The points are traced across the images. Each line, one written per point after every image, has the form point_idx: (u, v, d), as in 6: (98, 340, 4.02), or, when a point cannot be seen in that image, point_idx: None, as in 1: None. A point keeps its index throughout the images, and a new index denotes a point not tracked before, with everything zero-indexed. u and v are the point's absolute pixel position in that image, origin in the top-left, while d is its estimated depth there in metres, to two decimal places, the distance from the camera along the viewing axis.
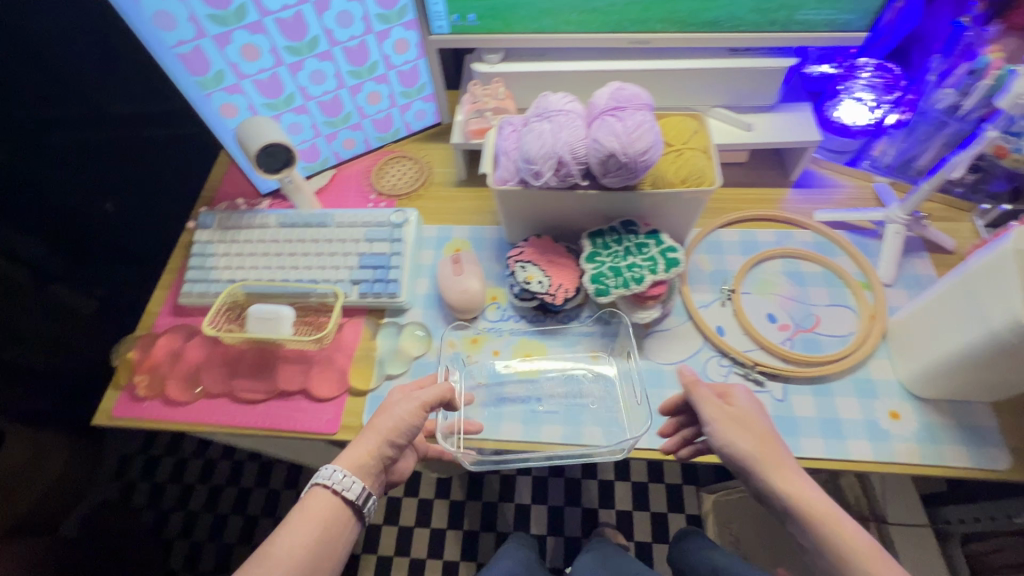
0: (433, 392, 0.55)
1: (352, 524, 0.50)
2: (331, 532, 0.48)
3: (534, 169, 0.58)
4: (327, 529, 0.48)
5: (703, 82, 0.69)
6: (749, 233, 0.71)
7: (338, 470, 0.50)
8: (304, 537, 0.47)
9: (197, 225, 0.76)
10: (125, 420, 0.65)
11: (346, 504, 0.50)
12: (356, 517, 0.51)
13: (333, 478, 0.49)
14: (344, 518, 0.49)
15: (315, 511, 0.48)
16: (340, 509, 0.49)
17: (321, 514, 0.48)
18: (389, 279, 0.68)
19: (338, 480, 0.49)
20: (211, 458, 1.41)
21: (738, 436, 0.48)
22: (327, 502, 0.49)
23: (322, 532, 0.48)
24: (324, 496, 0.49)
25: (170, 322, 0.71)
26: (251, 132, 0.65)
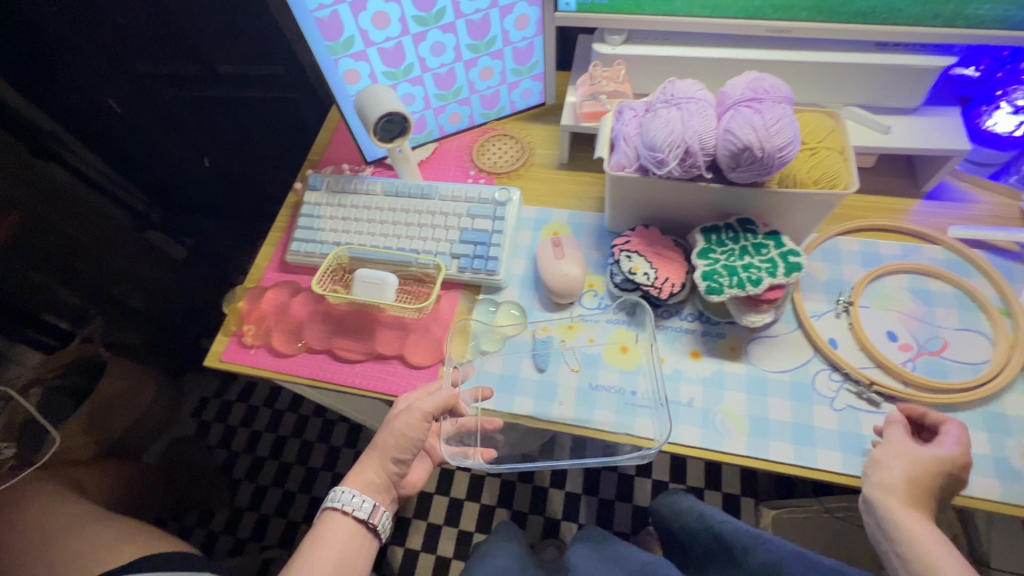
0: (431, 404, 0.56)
1: (369, 541, 0.56)
2: (354, 548, 0.54)
3: (658, 156, 0.56)
4: (345, 549, 0.53)
5: (840, 78, 0.64)
6: (871, 243, 0.67)
7: (345, 490, 0.55)
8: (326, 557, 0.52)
9: (306, 186, 0.79)
10: (232, 364, 0.69)
11: (359, 524, 0.55)
12: (372, 535, 0.56)
13: (343, 500, 0.54)
14: (362, 537, 0.55)
15: (329, 536, 0.53)
16: (355, 529, 0.55)
17: (336, 536, 0.54)
18: (488, 256, 0.68)
19: (347, 501, 0.54)
20: (279, 409, 1.49)
21: (897, 465, 0.48)
22: (341, 523, 0.54)
23: (344, 547, 0.53)
24: (336, 518, 0.54)
25: (276, 277, 0.75)
26: (371, 100, 0.67)
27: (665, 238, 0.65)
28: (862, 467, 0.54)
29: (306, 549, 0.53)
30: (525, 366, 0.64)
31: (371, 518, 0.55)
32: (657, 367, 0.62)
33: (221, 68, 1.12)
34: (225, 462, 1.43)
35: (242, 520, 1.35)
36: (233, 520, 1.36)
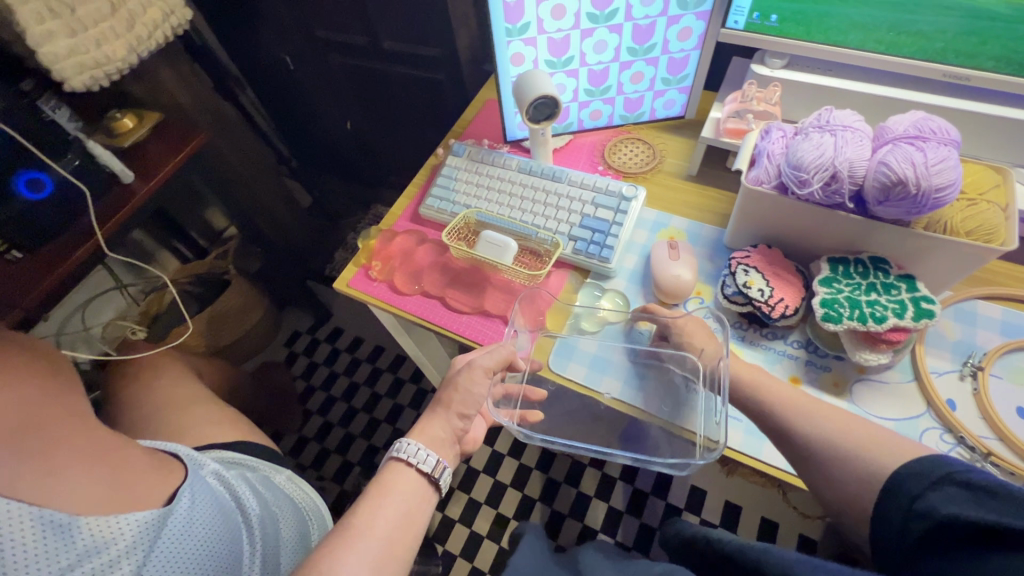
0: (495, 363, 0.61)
1: (429, 497, 0.56)
2: (415, 501, 0.54)
3: (802, 177, 0.57)
4: (408, 501, 0.54)
5: (1016, 136, 0.61)
6: (1016, 314, 0.62)
7: (410, 444, 0.56)
8: (390, 507, 0.52)
9: (450, 153, 0.87)
10: (356, 291, 0.77)
11: (423, 477, 0.55)
12: (433, 489, 0.57)
13: (409, 454, 0.55)
14: (423, 493, 0.55)
15: (392, 487, 0.54)
16: (420, 482, 0.55)
17: (401, 485, 0.54)
18: (604, 244, 0.72)
19: (413, 455, 0.55)
20: (358, 358, 1.60)
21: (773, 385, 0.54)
22: (405, 474, 0.55)
23: (407, 500, 0.54)
24: (400, 470, 0.55)
25: (407, 226, 0.83)
26: (530, 82, 0.72)
27: (781, 260, 0.66)
28: None
29: (369, 496, 0.53)
30: (616, 352, 0.67)
31: (436, 473, 0.56)
32: None
33: (385, 43, 1.21)
34: (303, 393, 1.56)
35: (306, 447, 1.47)
36: (299, 445, 1.48)
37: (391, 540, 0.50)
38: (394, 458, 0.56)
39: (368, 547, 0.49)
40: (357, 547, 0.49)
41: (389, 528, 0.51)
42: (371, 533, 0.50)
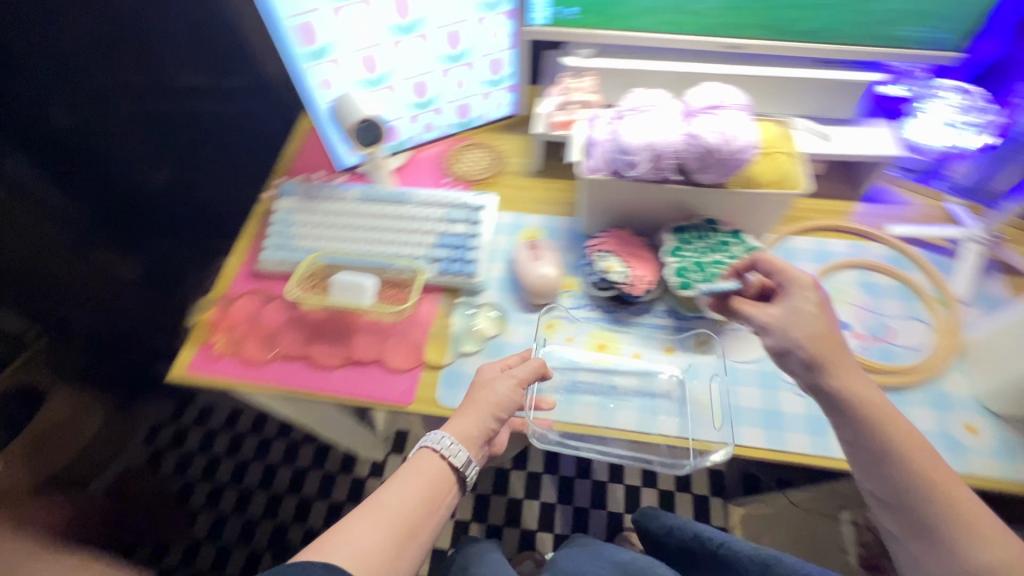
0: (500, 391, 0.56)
1: (449, 498, 0.52)
2: (437, 496, 0.50)
3: (630, 159, 0.59)
4: (423, 498, 0.49)
5: (789, 91, 0.70)
6: (822, 241, 0.72)
7: (443, 434, 0.52)
8: (406, 496, 0.48)
9: (278, 194, 0.78)
10: (200, 376, 0.66)
11: (449, 470, 0.51)
12: (456, 485, 0.52)
13: (437, 440, 0.51)
14: (448, 486, 0.51)
15: (415, 473, 0.50)
16: (445, 475, 0.51)
17: (430, 473, 0.50)
18: (466, 259, 0.69)
19: (447, 447, 0.51)
20: (240, 432, 1.41)
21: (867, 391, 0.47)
22: (432, 463, 0.51)
23: (425, 494, 0.49)
24: (428, 458, 0.51)
25: (247, 286, 0.73)
26: (347, 107, 0.68)
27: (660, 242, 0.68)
28: (828, 447, 0.57)
29: (399, 475, 0.50)
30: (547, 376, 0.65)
31: (463, 467, 0.51)
32: (633, 364, 0.65)
33: (179, 82, 1.00)
34: (181, 491, 1.33)
35: (199, 552, 1.26)
36: (189, 553, 1.26)
37: (393, 534, 0.46)
38: (426, 445, 0.52)
39: (365, 532, 0.45)
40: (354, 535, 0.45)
41: (393, 517, 0.47)
42: (370, 523, 0.46)
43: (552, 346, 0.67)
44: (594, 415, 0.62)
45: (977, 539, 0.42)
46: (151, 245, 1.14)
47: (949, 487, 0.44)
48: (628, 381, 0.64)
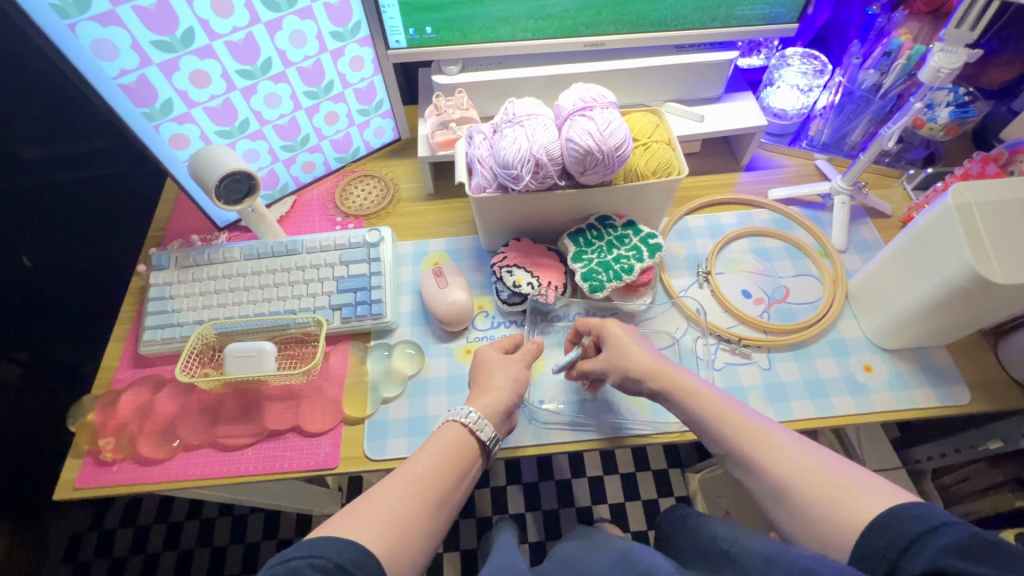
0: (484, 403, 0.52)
1: (473, 470, 0.50)
2: (461, 467, 0.49)
3: (513, 173, 0.59)
4: (450, 469, 0.48)
5: (656, 79, 0.73)
6: (712, 216, 0.75)
7: (467, 407, 0.51)
8: (434, 466, 0.47)
9: (150, 267, 0.70)
10: (91, 490, 0.58)
11: (473, 440, 0.50)
12: (481, 455, 0.51)
13: (461, 412, 0.51)
14: (471, 460, 0.50)
15: (442, 444, 0.49)
16: (469, 448, 0.50)
17: (454, 445, 0.49)
18: (371, 300, 0.66)
19: (473, 421, 0.50)
20: (176, 520, 1.23)
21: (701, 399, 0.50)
22: (457, 434, 0.50)
23: (451, 465, 0.48)
24: (455, 429, 0.50)
25: (131, 375, 0.65)
26: (204, 161, 0.61)
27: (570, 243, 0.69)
28: None
29: (424, 451, 0.48)
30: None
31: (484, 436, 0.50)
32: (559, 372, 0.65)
33: (25, 153, 0.87)
34: None
35: None
36: None
37: (416, 506, 0.44)
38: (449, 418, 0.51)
39: (389, 505, 0.43)
40: (380, 507, 0.43)
41: (418, 489, 0.45)
42: (395, 495, 0.44)
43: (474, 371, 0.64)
44: (531, 434, 0.60)
45: (844, 497, 0.41)
46: (29, 333, 0.98)
47: (793, 455, 0.45)
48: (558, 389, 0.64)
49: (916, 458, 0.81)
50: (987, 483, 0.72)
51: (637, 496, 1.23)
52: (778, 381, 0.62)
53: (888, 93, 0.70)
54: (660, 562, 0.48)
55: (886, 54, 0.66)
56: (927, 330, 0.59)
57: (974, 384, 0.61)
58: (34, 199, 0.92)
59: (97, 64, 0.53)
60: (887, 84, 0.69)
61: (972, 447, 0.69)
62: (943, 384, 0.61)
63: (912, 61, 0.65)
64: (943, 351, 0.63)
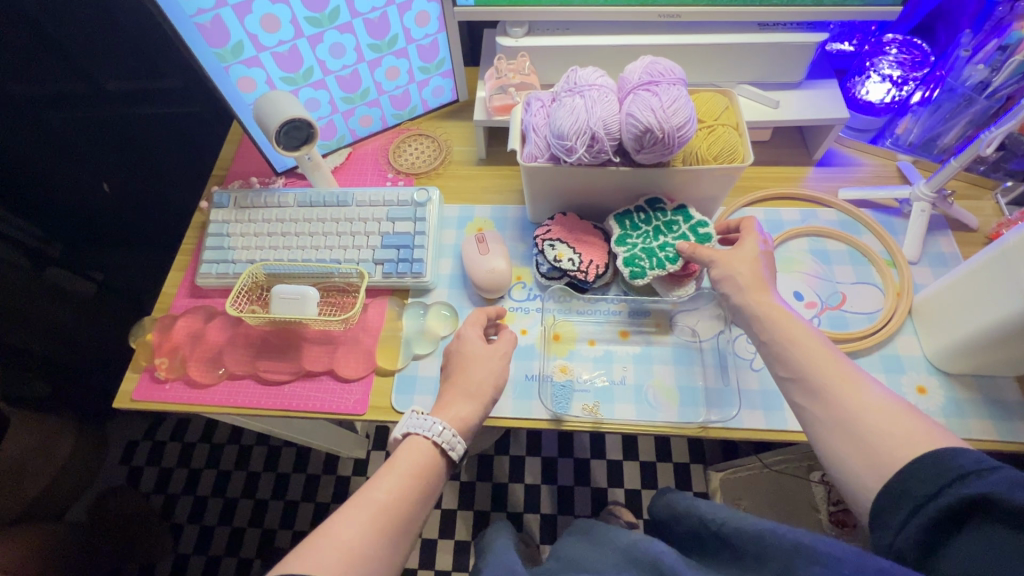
0: (464, 406, 0.52)
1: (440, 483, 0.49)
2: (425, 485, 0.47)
3: (567, 145, 0.57)
4: (415, 487, 0.46)
5: (731, 58, 0.68)
6: (773, 210, 0.71)
7: (435, 423, 0.49)
8: (396, 487, 0.45)
9: (211, 204, 0.74)
10: (146, 403, 0.63)
11: (442, 458, 0.49)
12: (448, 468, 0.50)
13: (427, 426, 0.49)
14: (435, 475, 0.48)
15: (405, 465, 0.47)
16: (436, 466, 0.48)
17: (420, 464, 0.47)
18: (412, 259, 0.67)
19: (443, 437, 0.48)
20: (218, 442, 1.33)
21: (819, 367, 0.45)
22: (422, 450, 0.48)
23: (417, 485, 0.47)
24: (423, 446, 0.48)
25: (188, 304, 0.70)
26: (268, 106, 0.63)
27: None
28: (782, 421, 0.58)
29: (387, 473, 0.46)
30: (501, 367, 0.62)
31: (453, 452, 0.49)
32: (587, 351, 0.63)
33: (108, 84, 0.93)
34: (164, 506, 1.26)
35: (188, 565, 1.21)
36: (178, 567, 1.21)
37: (380, 531, 0.43)
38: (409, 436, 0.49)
39: (353, 533, 0.42)
40: (343, 530, 0.42)
41: (382, 517, 0.44)
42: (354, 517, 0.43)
43: None
44: (549, 408, 0.60)
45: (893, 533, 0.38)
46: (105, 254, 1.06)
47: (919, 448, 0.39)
48: (583, 368, 0.62)
49: None
50: None
51: (655, 485, 1.23)
52: None
53: (995, 94, 0.63)
54: (665, 551, 0.48)
55: (1001, 48, 0.59)
56: (996, 358, 0.54)
57: None
58: (116, 129, 0.98)
59: (178, 2, 0.55)
60: (996, 83, 0.62)
61: None
62: (1006, 419, 0.56)
63: None
64: (1012, 383, 0.58)
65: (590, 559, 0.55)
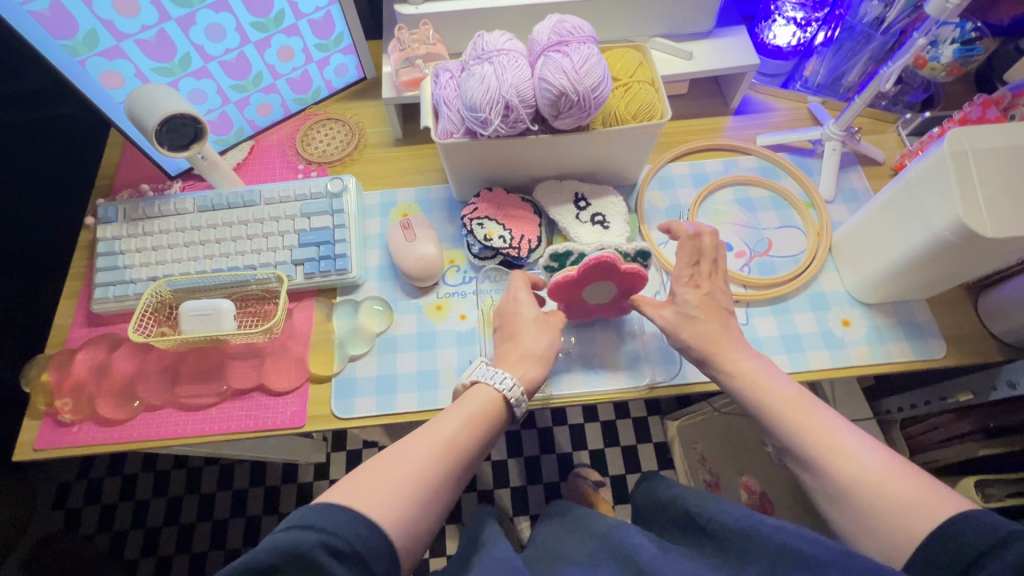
0: None
1: (500, 431, 0.48)
2: (487, 425, 0.47)
3: (481, 117, 0.54)
4: (483, 433, 0.46)
5: (642, 12, 0.67)
6: (697, 164, 0.71)
7: (506, 376, 0.48)
8: (456, 428, 0.45)
9: (97, 220, 0.65)
10: (52, 451, 0.57)
11: (503, 408, 0.48)
12: (506, 423, 0.49)
13: (496, 377, 0.48)
14: (498, 415, 0.48)
15: (471, 406, 0.47)
16: (498, 406, 0.48)
17: (483, 405, 0.47)
18: (335, 255, 0.63)
19: (508, 387, 0.48)
20: (162, 469, 1.25)
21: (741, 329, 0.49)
22: (486, 394, 0.48)
23: (474, 429, 0.46)
24: (488, 393, 0.48)
25: (86, 335, 0.62)
26: (143, 103, 0.56)
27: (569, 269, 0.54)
28: None
29: (450, 413, 0.46)
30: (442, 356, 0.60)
31: (515, 407, 0.48)
32: None
33: None
34: (111, 546, 1.17)
35: None
36: None
37: (437, 466, 0.44)
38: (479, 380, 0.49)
39: (409, 459, 0.43)
40: (405, 464, 0.43)
41: (444, 451, 0.44)
42: (425, 453, 0.43)
43: (444, 328, 0.62)
44: None
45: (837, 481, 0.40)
46: None
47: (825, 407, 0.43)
48: None
49: (887, 409, 0.78)
50: (953, 435, 0.69)
51: (617, 442, 1.26)
52: (754, 337, 0.61)
53: (890, 29, 0.66)
54: (642, 546, 0.48)
55: None
56: (908, 286, 0.57)
57: (952, 340, 0.60)
58: None
59: None
60: (890, 18, 0.64)
61: (942, 399, 0.68)
62: (920, 338, 0.60)
63: None
64: (924, 305, 0.62)
65: (566, 547, 0.54)
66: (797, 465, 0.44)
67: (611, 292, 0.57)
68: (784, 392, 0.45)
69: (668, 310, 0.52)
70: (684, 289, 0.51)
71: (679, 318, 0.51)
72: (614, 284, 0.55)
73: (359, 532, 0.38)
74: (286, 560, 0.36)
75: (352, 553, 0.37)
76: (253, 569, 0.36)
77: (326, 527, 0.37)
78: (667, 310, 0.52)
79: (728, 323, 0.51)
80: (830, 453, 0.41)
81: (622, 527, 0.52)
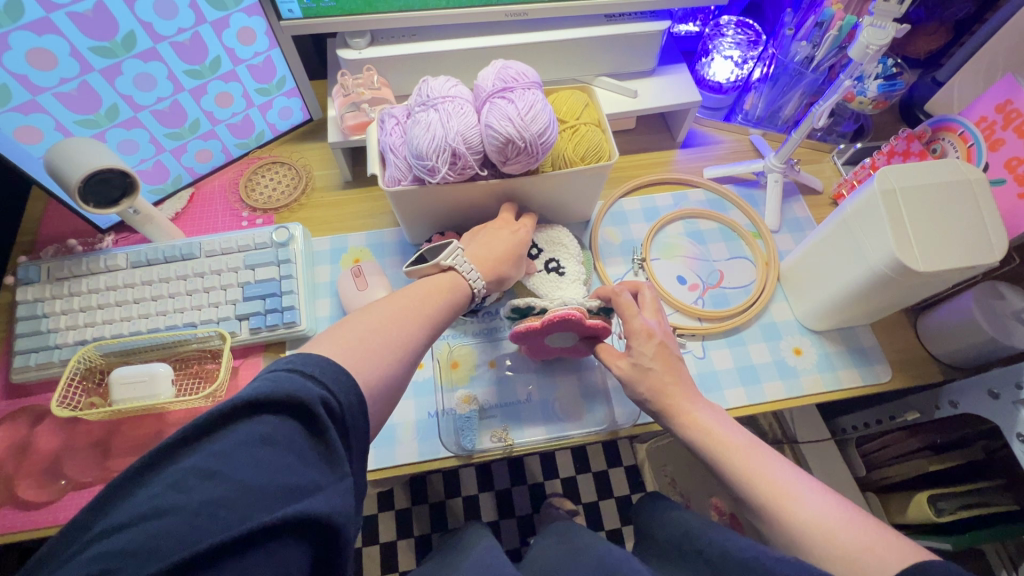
0: None
1: (456, 313, 0.52)
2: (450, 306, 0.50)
3: (428, 164, 0.53)
4: (446, 307, 0.50)
5: (586, 53, 0.68)
6: (648, 198, 0.72)
7: (473, 269, 0.53)
8: (434, 307, 0.48)
9: (17, 281, 0.60)
10: None
11: (463, 290, 0.52)
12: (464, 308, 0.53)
13: (466, 269, 0.52)
14: (456, 291, 0.51)
15: (434, 283, 0.50)
16: (460, 294, 0.52)
17: (449, 290, 0.51)
18: (283, 307, 0.60)
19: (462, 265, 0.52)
20: None
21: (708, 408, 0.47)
22: (447, 279, 0.51)
23: (441, 300, 0.50)
24: (451, 277, 0.51)
25: (5, 408, 0.57)
26: (63, 159, 0.52)
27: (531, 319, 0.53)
28: None
29: (414, 288, 0.49)
30: (400, 410, 0.57)
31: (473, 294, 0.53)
32: (489, 374, 0.61)
33: None
34: None
35: None
36: None
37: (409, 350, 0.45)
38: (451, 268, 0.52)
39: (385, 333, 0.44)
40: (379, 323, 0.44)
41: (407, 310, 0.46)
42: (400, 322, 0.45)
43: None
44: (457, 444, 0.56)
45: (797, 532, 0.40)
46: None
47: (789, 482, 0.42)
48: (484, 393, 0.59)
49: (843, 427, 0.80)
50: (905, 451, 0.72)
51: (588, 468, 1.25)
52: (711, 370, 0.61)
53: (819, 67, 0.68)
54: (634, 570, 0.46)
55: (818, 24, 0.63)
56: (852, 314, 0.59)
57: (895, 363, 0.63)
58: None
59: None
60: (819, 57, 0.66)
61: (892, 418, 0.69)
62: (867, 363, 0.62)
63: (843, 32, 0.62)
64: (868, 330, 0.64)
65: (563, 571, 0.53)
66: (755, 499, 0.43)
67: (573, 338, 0.55)
68: (735, 442, 0.46)
69: (625, 360, 0.51)
70: (639, 340, 0.50)
71: (635, 369, 0.50)
72: (576, 333, 0.54)
73: (350, 401, 0.38)
74: (289, 411, 0.34)
75: (339, 411, 0.37)
76: (250, 407, 0.33)
77: (326, 386, 0.37)
78: (624, 362, 0.51)
79: (681, 373, 0.50)
80: (784, 499, 0.42)
81: (616, 548, 0.51)
